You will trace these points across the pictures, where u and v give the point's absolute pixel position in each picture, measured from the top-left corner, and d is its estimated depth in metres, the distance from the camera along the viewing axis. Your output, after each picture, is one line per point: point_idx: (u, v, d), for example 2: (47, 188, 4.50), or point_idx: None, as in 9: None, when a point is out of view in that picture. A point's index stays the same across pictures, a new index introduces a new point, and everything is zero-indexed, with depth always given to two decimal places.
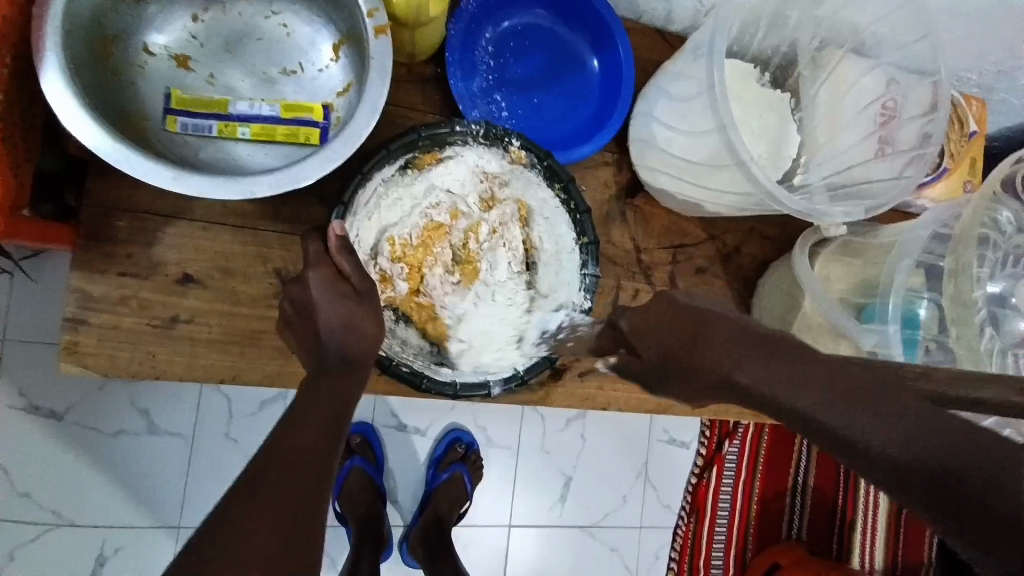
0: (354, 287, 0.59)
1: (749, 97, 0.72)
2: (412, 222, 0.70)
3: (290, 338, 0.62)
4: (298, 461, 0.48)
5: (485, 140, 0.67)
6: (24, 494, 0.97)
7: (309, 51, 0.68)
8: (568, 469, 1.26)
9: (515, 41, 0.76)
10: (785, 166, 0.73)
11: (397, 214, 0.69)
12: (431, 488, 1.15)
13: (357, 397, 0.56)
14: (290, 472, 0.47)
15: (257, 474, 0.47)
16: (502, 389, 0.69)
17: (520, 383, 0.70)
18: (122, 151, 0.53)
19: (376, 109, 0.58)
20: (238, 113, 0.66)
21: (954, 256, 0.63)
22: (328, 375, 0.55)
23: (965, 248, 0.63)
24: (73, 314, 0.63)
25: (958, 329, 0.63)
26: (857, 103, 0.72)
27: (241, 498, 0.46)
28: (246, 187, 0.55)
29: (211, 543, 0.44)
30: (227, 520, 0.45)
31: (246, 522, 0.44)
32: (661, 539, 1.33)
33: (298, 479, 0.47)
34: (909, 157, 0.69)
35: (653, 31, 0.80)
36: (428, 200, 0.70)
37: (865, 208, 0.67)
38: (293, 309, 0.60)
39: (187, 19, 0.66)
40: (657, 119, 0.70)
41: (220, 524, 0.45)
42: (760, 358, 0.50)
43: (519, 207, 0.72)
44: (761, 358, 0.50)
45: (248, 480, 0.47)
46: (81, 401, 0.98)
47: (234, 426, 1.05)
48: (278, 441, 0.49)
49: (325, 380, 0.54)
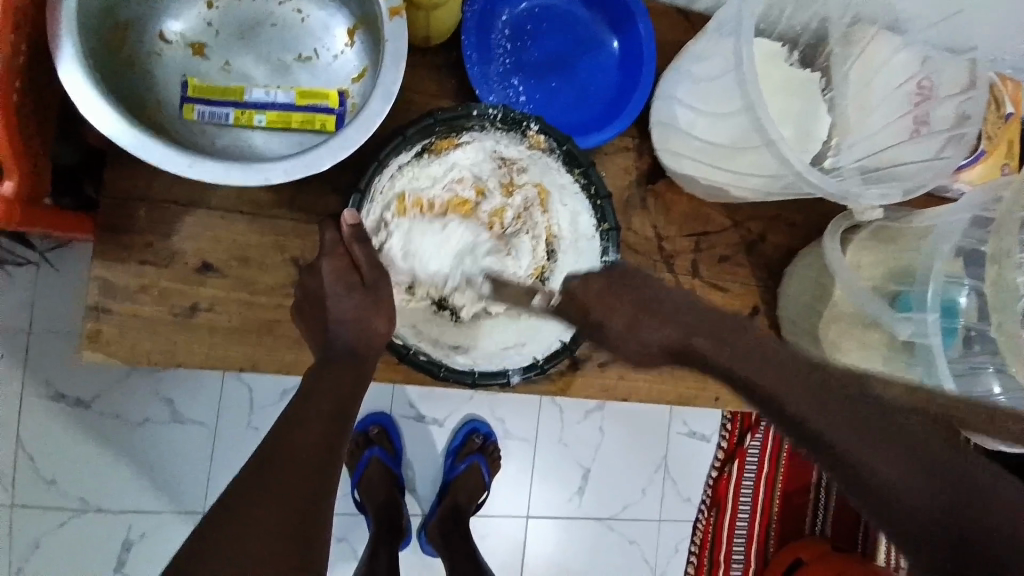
0: (363, 277, 0.58)
1: (774, 79, 0.70)
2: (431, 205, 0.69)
3: (301, 325, 0.61)
4: (300, 454, 0.48)
5: (503, 125, 0.66)
6: (53, 481, 1.00)
7: (323, 36, 0.67)
8: (586, 461, 1.25)
9: (532, 23, 0.74)
10: (813, 149, 0.71)
11: (417, 198, 0.68)
12: (449, 478, 1.16)
13: (362, 392, 0.55)
14: (293, 463, 0.48)
15: (261, 467, 0.47)
16: (521, 378, 0.67)
17: (539, 372, 0.68)
18: (139, 138, 0.53)
19: (390, 93, 0.57)
20: (254, 100, 0.65)
21: (994, 242, 0.60)
22: (332, 367, 0.54)
23: (1008, 232, 0.59)
24: (95, 303, 0.63)
25: (999, 317, 0.59)
26: (891, 81, 0.69)
27: (245, 487, 0.46)
28: (261, 173, 0.55)
29: (219, 533, 0.44)
30: (233, 504, 0.45)
31: (248, 510, 0.45)
32: (680, 533, 1.32)
33: (301, 471, 0.47)
34: (947, 136, 0.66)
35: (675, 10, 0.77)
36: (448, 184, 0.69)
37: (903, 189, 0.66)
38: (307, 297, 0.60)
39: (202, 5, 0.66)
40: (681, 101, 0.68)
41: (229, 514, 0.45)
42: (760, 369, 0.49)
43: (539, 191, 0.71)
44: (764, 366, 0.49)
45: (252, 472, 0.47)
46: (105, 389, 1.00)
47: (255, 415, 1.06)
48: (284, 432, 0.49)
49: (328, 371, 0.53)
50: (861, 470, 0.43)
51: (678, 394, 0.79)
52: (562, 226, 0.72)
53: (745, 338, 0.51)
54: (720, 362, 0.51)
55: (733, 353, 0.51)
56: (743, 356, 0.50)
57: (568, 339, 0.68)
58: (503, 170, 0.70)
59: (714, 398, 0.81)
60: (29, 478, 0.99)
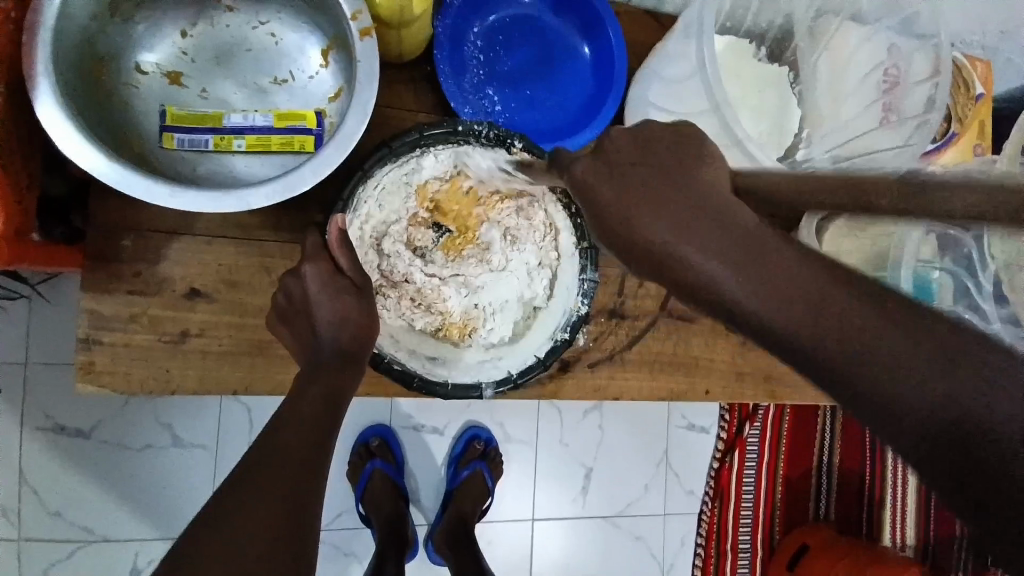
0: (353, 281, 0.61)
1: (745, 74, 0.72)
2: (415, 208, 0.70)
3: (281, 332, 0.62)
4: (291, 449, 0.51)
5: (488, 141, 0.66)
6: (55, 513, 1.00)
7: (298, 58, 0.68)
8: (588, 460, 1.26)
9: (503, 34, 0.75)
10: (787, 142, 0.72)
11: (413, 218, 0.70)
12: (452, 486, 1.16)
13: (353, 390, 0.58)
14: (282, 459, 0.50)
15: (249, 469, 0.50)
16: (494, 392, 0.68)
17: (513, 387, 0.69)
18: (119, 171, 0.54)
19: (365, 112, 0.57)
20: (232, 125, 0.66)
21: None
22: (321, 371, 0.56)
23: None
24: (87, 335, 0.64)
25: None
26: (859, 72, 0.70)
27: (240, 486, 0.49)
28: (242, 199, 0.55)
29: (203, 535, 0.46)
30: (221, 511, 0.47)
31: (245, 510, 0.47)
32: (686, 526, 1.32)
33: (292, 465, 0.50)
34: (915, 123, 0.67)
35: (644, 13, 0.79)
36: (439, 191, 0.70)
37: (871, 179, 0.65)
38: (286, 301, 0.60)
39: (177, 36, 0.67)
40: (652, 103, 0.69)
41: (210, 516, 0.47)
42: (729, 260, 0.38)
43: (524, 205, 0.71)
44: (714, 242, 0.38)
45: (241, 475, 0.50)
46: (104, 418, 1.01)
47: (255, 434, 1.06)
48: (274, 430, 0.52)
49: (317, 376, 0.56)
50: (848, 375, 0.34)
51: (670, 388, 0.80)
52: (552, 239, 0.72)
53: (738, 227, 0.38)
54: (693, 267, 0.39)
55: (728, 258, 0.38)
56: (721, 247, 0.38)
57: (544, 354, 0.70)
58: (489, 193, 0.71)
59: (706, 391, 0.82)
60: (31, 510, 0.99)
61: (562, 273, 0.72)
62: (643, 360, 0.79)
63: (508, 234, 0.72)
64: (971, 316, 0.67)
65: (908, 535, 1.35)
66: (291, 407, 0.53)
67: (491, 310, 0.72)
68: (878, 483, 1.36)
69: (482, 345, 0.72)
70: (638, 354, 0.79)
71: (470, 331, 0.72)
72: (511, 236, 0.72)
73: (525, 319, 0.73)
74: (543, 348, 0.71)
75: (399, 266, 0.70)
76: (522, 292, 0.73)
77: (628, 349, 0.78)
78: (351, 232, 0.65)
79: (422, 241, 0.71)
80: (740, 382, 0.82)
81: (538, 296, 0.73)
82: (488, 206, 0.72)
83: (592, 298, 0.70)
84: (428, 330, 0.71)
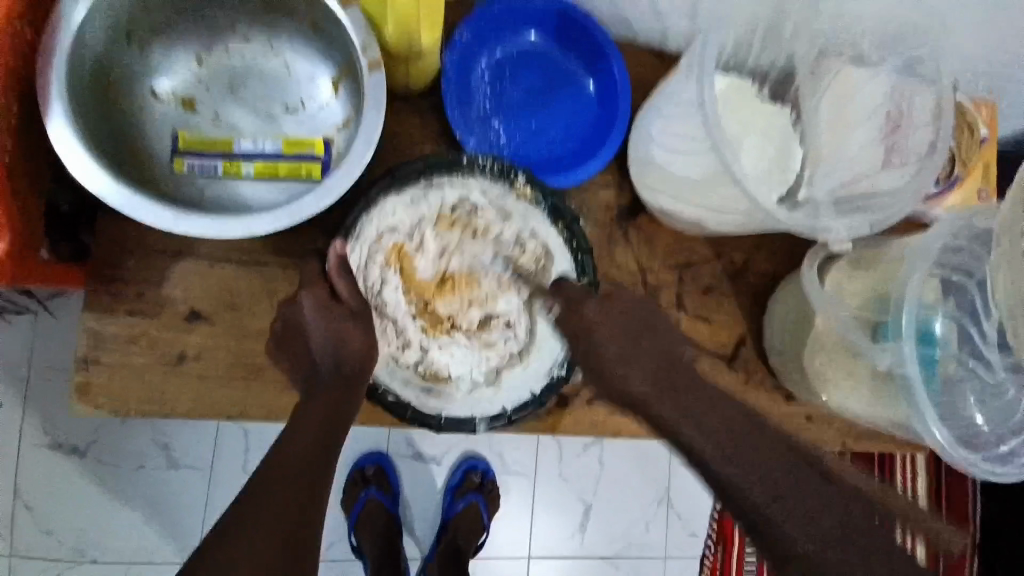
0: (349, 308, 0.60)
1: (748, 112, 0.71)
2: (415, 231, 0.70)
3: (279, 359, 0.62)
4: (285, 480, 0.51)
5: (492, 174, 0.69)
6: (46, 530, 0.99)
7: (308, 88, 0.70)
8: (588, 496, 1.23)
9: (510, 68, 0.77)
10: (789, 179, 0.72)
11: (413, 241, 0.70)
12: (447, 517, 1.14)
13: (349, 417, 0.57)
14: (278, 490, 0.50)
15: (248, 502, 0.50)
16: (487, 427, 0.68)
17: (507, 423, 0.69)
18: (128, 195, 0.55)
19: (370, 142, 0.58)
20: (242, 151, 0.68)
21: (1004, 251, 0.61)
22: (318, 398, 0.56)
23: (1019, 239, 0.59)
24: (86, 354, 0.65)
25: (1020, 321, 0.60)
26: (861, 113, 0.71)
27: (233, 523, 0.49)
28: (246, 225, 0.56)
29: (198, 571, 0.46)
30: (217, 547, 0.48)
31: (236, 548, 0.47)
32: (687, 569, 1.29)
33: (286, 501, 0.50)
34: (918, 164, 0.67)
35: (649, 51, 0.80)
36: (440, 215, 0.70)
37: (871, 221, 0.66)
38: (283, 328, 0.60)
39: (192, 64, 0.69)
40: (655, 139, 0.70)
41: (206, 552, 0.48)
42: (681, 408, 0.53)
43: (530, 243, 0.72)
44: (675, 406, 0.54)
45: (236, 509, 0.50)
46: (101, 435, 1.01)
47: (251, 459, 1.05)
48: (269, 464, 0.52)
49: (315, 403, 0.55)
50: (779, 536, 0.45)
51: None
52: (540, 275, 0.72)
53: (694, 388, 0.55)
54: (656, 405, 0.55)
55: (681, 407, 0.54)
56: (653, 384, 0.57)
57: (540, 391, 0.70)
58: (495, 225, 0.71)
59: None
60: (22, 529, 0.98)
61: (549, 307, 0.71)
62: None
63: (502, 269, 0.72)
64: (975, 365, 0.66)
65: None
66: (298, 423, 0.54)
67: (483, 341, 0.71)
68: None
69: (473, 377, 0.70)
70: None
71: (453, 364, 0.70)
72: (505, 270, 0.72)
73: (504, 362, 0.71)
74: (540, 384, 0.70)
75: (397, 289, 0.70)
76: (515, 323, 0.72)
77: None
78: (351, 253, 0.66)
79: (424, 266, 0.71)
80: None
81: (519, 337, 0.71)
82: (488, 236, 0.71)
83: None
84: (421, 360, 0.70)
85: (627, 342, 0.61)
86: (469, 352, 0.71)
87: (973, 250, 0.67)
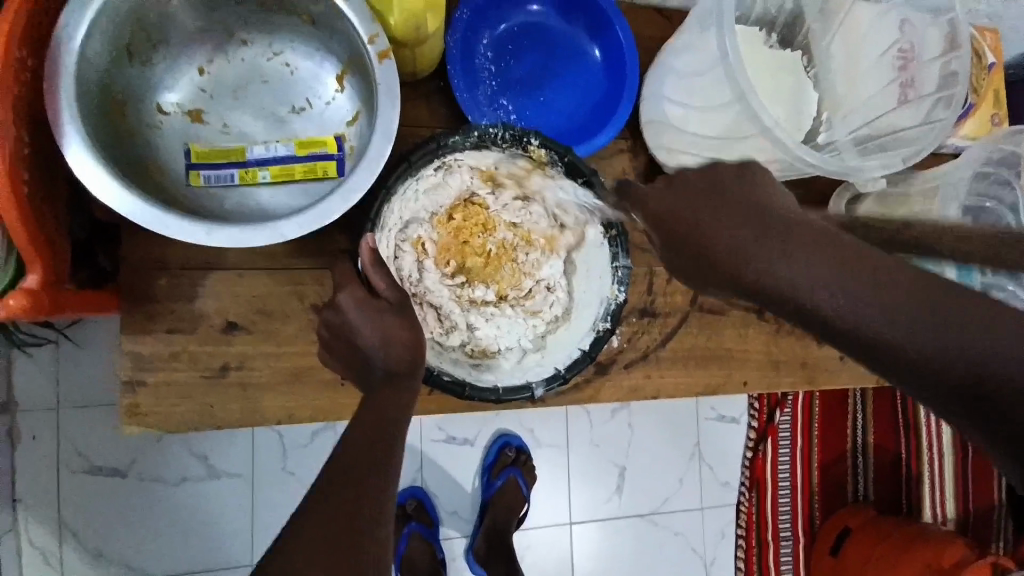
0: (389, 301, 0.59)
1: (761, 60, 0.70)
2: (445, 212, 0.70)
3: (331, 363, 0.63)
4: (356, 481, 0.52)
5: (505, 143, 0.66)
6: (99, 554, 1.01)
7: (314, 86, 0.69)
8: (620, 459, 1.26)
9: (513, 43, 0.75)
10: (806, 126, 0.71)
11: (445, 220, 0.70)
12: (487, 496, 1.15)
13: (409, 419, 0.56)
14: (348, 495, 0.51)
15: (323, 506, 0.51)
16: (545, 389, 0.68)
17: (563, 382, 0.69)
18: (155, 212, 0.54)
19: (389, 134, 0.57)
20: (255, 157, 0.67)
21: None
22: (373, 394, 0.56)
23: None
24: (130, 377, 0.65)
25: None
26: (875, 50, 0.69)
27: (312, 529, 0.50)
28: (277, 229, 0.56)
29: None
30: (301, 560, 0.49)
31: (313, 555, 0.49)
32: (724, 517, 1.32)
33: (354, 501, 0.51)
34: (935, 98, 0.67)
35: (651, 10, 0.79)
36: (466, 190, 0.70)
37: (904, 157, 0.65)
38: (328, 332, 0.61)
39: (194, 72, 0.67)
40: (669, 99, 0.69)
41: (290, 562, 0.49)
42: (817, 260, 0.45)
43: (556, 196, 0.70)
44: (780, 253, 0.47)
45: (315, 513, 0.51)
46: (141, 454, 1.02)
47: (290, 459, 1.07)
48: (335, 470, 0.53)
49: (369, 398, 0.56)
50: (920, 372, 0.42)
51: (707, 384, 0.80)
52: (566, 230, 0.72)
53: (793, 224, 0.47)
54: (800, 287, 0.45)
55: (852, 300, 0.44)
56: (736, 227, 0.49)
57: (588, 346, 0.69)
58: (523, 192, 0.71)
59: (742, 381, 0.81)
60: (76, 553, 1.00)
61: (586, 258, 0.71)
62: (677, 357, 0.79)
63: (535, 236, 0.73)
64: None
65: (948, 508, 1.32)
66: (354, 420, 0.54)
67: (525, 309, 0.72)
68: (914, 458, 1.34)
69: (522, 347, 0.71)
70: (671, 352, 0.78)
71: (500, 336, 0.71)
72: (539, 234, 0.73)
73: (549, 325, 0.72)
74: (587, 340, 0.69)
75: (437, 270, 0.71)
76: (556, 283, 0.73)
77: (661, 348, 0.78)
78: (381, 251, 0.65)
79: (461, 246, 0.71)
80: (775, 371, 0.82)
81: (562, 299, 0.72)
82: (516, 202, 0.72)
83: (627, 282, 0.69)
84: (473, 336, 0.71)
85: (756, 235, 0.48)
86: (513, 321, 0.71)
87: (1001, 175, 0.68)
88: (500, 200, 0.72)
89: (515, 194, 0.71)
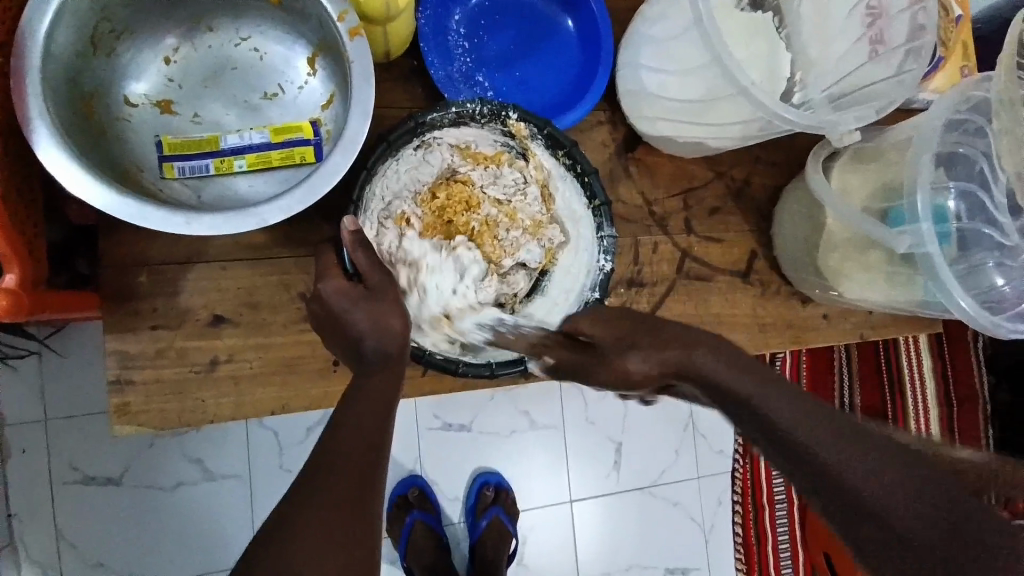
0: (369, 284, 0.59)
1: (734, 23, 0.71)
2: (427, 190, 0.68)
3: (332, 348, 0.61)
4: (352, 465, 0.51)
5: (484, 118, 0.67)
6: (98, 563, 0.99)
7: (285, 71, 0.68)
8: (616, 435, 1.27)
9: (485, 18, 0.74)
10: (781, 87, 0.72)
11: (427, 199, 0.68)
12: (474, 538, 1.17)
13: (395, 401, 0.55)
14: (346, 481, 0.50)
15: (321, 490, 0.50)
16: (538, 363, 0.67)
17: None
18: (133, 205, 0.53)
19: (367, 112, 0.57)
20: (230, 146, 0.66)
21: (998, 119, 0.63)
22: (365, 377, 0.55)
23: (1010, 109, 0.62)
24: (117, 376, 0.64)
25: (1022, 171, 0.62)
26: (843, 8, 0.70)
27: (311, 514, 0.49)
28: (260, 216, 0.55)
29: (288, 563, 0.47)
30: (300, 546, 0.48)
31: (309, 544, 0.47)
32: (720, 484, 1.34)
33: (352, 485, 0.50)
34: (906, 50, 0.67)
35: None
36: (447, 167, 0.68)
37: (876, 109, 0.67)
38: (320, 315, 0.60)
39: (161, 63, 0.66)
40: (645, 66, 0.69)
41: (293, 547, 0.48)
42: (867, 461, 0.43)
43: (537, 170, 0.70)
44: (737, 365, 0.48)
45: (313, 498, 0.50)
46: (135, 461, 1.00)
47: (286, 456, 1.06)
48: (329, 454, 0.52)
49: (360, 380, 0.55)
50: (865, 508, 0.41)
51: None
52: (549, 204, 0.71)
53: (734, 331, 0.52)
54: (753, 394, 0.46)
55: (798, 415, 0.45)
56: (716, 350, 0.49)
57: None
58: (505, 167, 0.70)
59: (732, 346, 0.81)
60: (74, 565, 0.98)
61: (571, 231, 0.72)
62: None
63: (519, 211, 0.70)
64: (990, 232, 0.68)
65: None
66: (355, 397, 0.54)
67: (514, 287, 0.70)
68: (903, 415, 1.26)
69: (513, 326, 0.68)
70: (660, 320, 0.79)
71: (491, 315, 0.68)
72: (523, 209, 0.70)
73: (538, 301, 0.71)
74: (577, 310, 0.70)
75: (420, 250, 0.67)
76: (543, 259, 0.71)
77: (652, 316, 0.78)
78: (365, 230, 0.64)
79: (440, 223, 0.68)
80: (764, 335, 0.82)
81: (549, 273, 0.72)
82: (498, 177, 0.70)
83: (612, 252, 0.71)
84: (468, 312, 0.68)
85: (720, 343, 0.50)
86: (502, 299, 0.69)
87: (975, 122, 0.68)
88: (483, 175, 0.69)
89: (497, 170, 0.70)
